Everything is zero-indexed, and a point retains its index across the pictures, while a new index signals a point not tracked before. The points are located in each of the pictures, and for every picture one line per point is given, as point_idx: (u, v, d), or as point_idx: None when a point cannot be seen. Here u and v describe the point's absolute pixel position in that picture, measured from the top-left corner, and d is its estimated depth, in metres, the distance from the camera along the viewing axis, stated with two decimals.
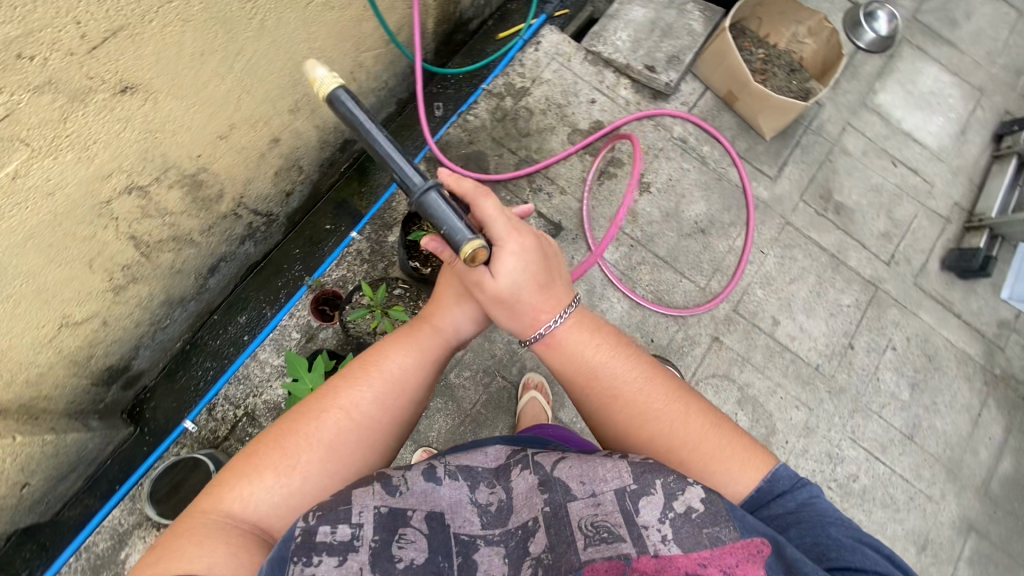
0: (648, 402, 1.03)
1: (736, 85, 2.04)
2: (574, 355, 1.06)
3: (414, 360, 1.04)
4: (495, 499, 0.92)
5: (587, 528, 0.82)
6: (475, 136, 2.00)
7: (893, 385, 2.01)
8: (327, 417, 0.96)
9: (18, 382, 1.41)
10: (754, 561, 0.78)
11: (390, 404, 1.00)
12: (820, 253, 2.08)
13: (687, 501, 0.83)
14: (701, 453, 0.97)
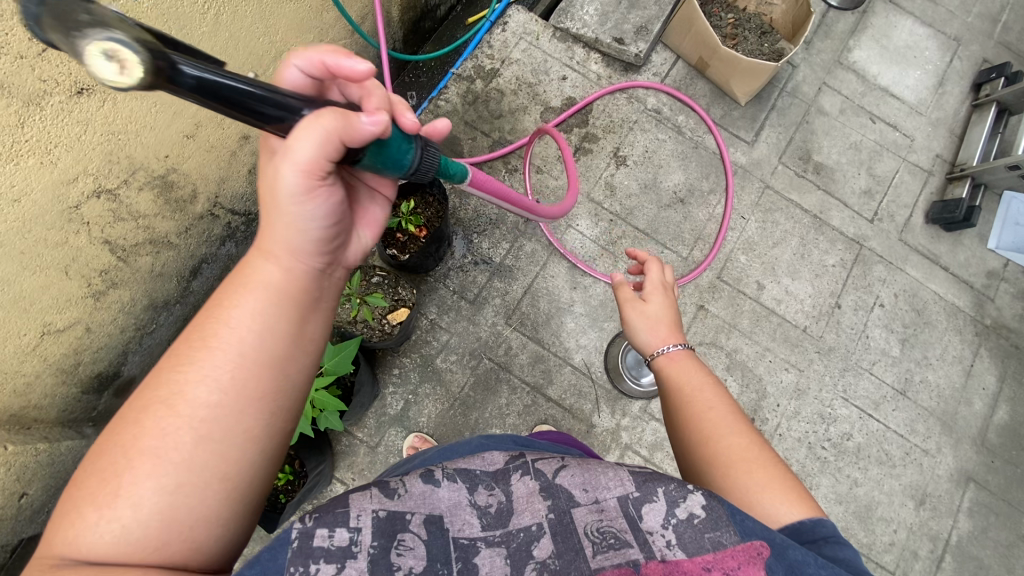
0: (732, 429, 1.01)
1: (706, 51, 2.03)
2: (681, 377, 1.13)
3: (259, 304, 0.73)
4: (495, 501, 0.84)
5: (594, 534, 0.79)
6: (447, 121, 2.00)
7: (883, 341, 2.00)
8: (148, 415, 0.67)
9: (6, 392, 1.43)
10: (755, 563, 0.75)
11: (233, 374, 0.71)
12: (803, 215, 2.07)
13: (688, 505, 0.80)
14: (759, 483, 0.93)
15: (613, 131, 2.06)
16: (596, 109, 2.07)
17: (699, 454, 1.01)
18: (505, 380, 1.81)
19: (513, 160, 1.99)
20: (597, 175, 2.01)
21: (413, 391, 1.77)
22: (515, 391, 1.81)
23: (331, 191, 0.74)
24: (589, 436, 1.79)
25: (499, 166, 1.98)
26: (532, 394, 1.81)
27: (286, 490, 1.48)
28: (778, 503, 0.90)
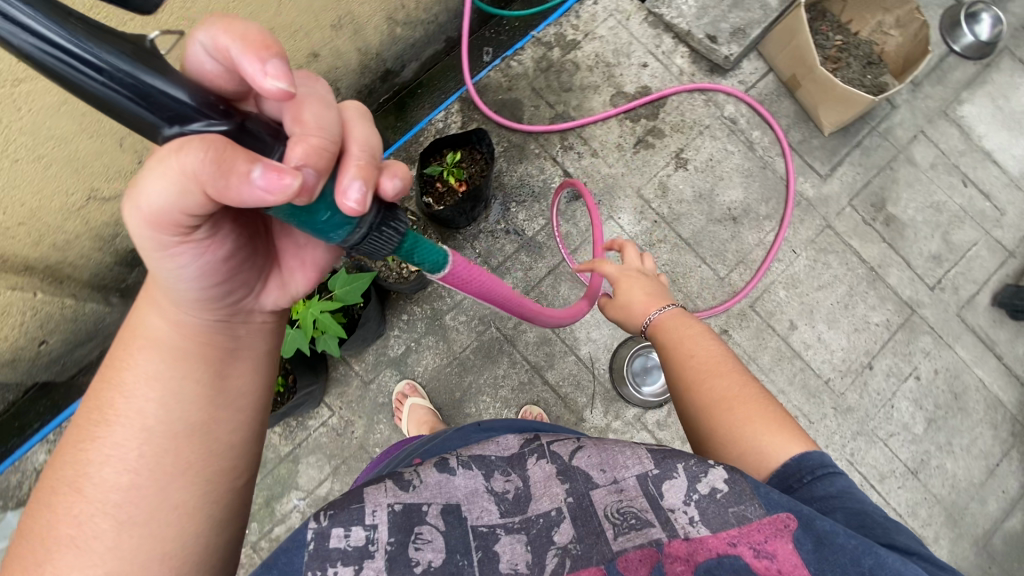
0: (716, 373, 1.01)
1: (801, 69, 1.89)
2: (671, 337, 1.11)
3: (169, 370, 0.73)
4: (512, 487, 0.85)
5: (614, 516, 0.79)
6: (515, 83, 1.95)
7: (907, 415, 1.88)
8: (60, 503, 0.67)
9: (45, 243, 1.51)
10: (782, 536, 0.74)
11: (147, 440, 0.71)
12: (858, 264, 1.94)
13: (711, 480, 0.79)
14: (748, 425, 0.92)
15: (680, 131, 1.97)
16: (669, 104, 1.98)
17: (691, 406, 1.00)
18: (507, 352, 1.80)
19: (571, 137, 1.93)
20: (653, 172, 1.92)
21: (416, 339, 1.78)
22: (515, 365, 1.80)
23: (208, 243, 0.68)
24: (576, 428, 1.77)
25: (555, 140, 1.92)
26: (530, 373, 1.79)
27: (274, 400, 1.53)
28: (772, 441, 0.90)
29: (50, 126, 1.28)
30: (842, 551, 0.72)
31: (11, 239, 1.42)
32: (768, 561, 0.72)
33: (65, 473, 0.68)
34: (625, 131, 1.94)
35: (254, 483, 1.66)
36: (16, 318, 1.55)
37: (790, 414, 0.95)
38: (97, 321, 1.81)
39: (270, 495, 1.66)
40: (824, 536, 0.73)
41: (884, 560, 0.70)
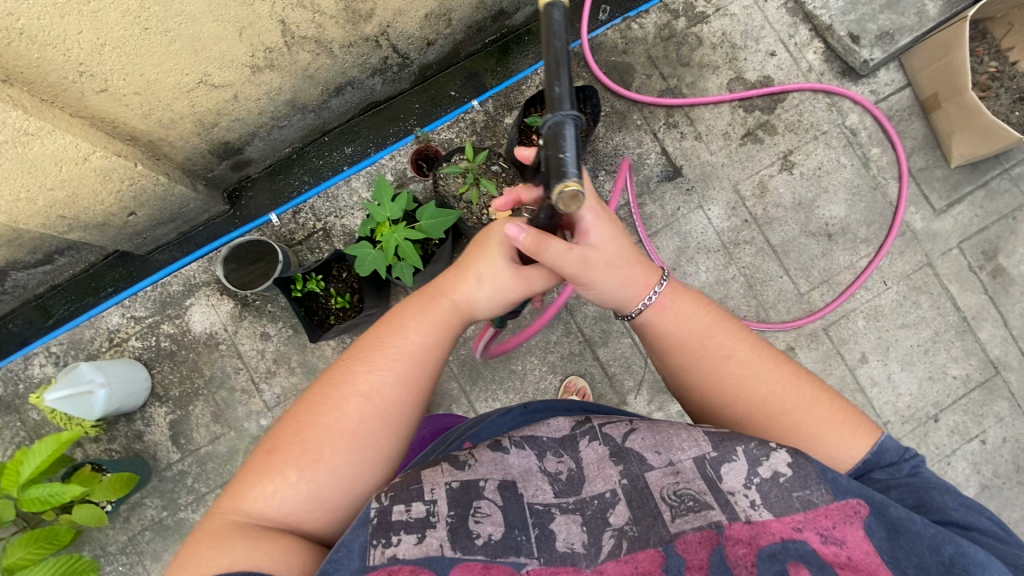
0: (760, 378, 0.94)
1: (947, 88, 1.72)
2: (680, 326, 0.98)
3: (431, 337, 0.94)
4: (566, 468, 0.85)
5: (671, 498, 0.79)
6: (632, 47, 1.85)
7: (962, 477, 1.77)
8: (346, 404, 0.88)
9: (152, 119, 1.55)
10: (851, 522, 0.75)
11: (408, 386, 0.91)
12: (951, 311, 1.82)
13: (772, 465, 0.80)
14: (811, 428, 0.90)
15: (794, 132, 1.84)
16: (789, 101, 1.85)
17: (744, 416, 0.94)
18: (564, 320, 1.77)
19: (677, 115, 1.83)
20: (756, 168, 1.82)
21: None
22: (569, 334, 1.77)
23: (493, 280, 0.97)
24: (616, 409, 1.75)
25: (660, 115, 1.83)
26: (583, 345, 1.77)
27: (339, 314, 1.56)
28: (840, 444, 0.89)
29: (183, 2, 1.27)
30: (918, 539, 0.74)
31: (123, 106, 1.45)
32: (836, 547, 0.73)
33: (338, 384, 0.90)
34: (735, 120, 1.83)
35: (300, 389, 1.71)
36: (115, 185, 1.59)
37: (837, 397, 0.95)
38: (182, 205, 1.87)
39: None
40: (897, 524, 0.75)
41: (965, 550, 0.72)
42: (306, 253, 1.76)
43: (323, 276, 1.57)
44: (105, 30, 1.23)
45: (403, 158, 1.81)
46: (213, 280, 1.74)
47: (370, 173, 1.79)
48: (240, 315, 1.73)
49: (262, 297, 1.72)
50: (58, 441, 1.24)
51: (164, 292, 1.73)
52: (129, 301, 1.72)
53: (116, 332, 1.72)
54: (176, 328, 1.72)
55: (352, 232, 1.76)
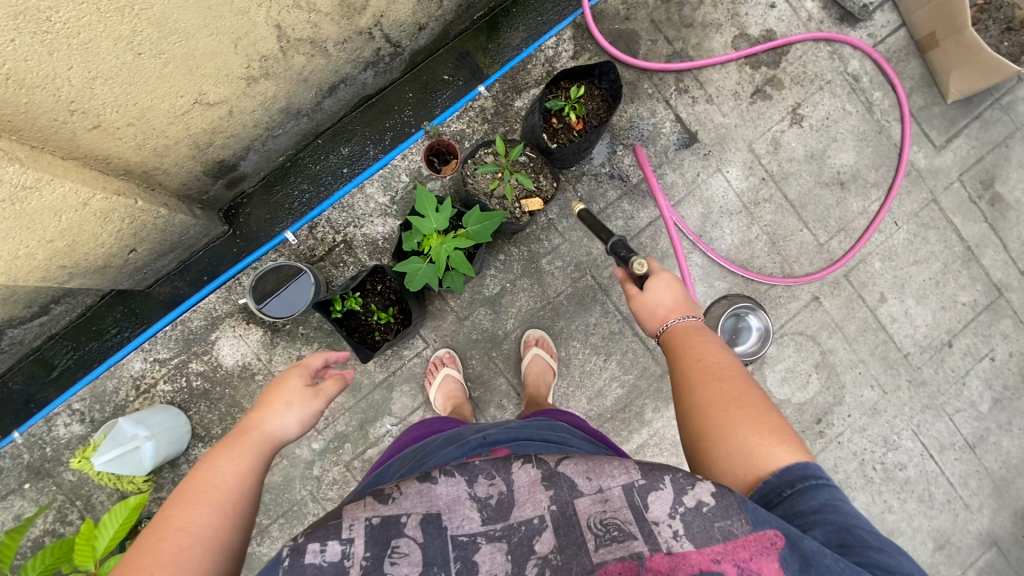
0: (718, 377, 0.90)
1: (945, 27, 1.76)
2: (683, 337, 1.03)
3: (248, 463, 0.83)
4: (496, 492, 0.74)
5: (597, 527, 0.70)
6: (634, 12, 1.81)
7: (976, 394, 1.92)
8: (161, 546, 0.68)
9: (146, 148, 1.42)
10: (767, 554, 0.66)
11: (237, 510, 0.77)
12: (956, 242, 1.91)
13: (697, 492, 0.71)
14: (739, 423, 0.82)
15: (801, 84, 1.85)
16: (792, 53, 1.85)
17: (687, 408, 0.90)
18: (600, 301, 1.79)
19: (687, 79, 1.81)
20: (768, 126, 1.84)
21: (512, 281, 1.75)
22: (606, 315, 1.79)
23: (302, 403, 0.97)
24: (660, 381, 1.80)
25: (670, 81, 1.80)
26: (621, 324, 1.79)
27: (382, 329, 1.55)
28: (765, 448, 0.79)
29: (177, 19, 1.17)
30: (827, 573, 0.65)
31: (118, 139, 1.33)
32: None
33: (151, 527, 0.71)
34: (744, 78, 1.83)
35: (347, 407, 1.68)
36: (115, 225, 1.45)
37: (794, 436, 0.81)
38: (182, 233, 1.71)
39: (363, 419, 1.69)
40: (809, 557, 0.66)
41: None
42: (330, 268, 1.71)
43: (360, 292, 1.54)
44: (95, 62, 1.13)
45: (416, 157, 1.74)
46: (237, 309, 1.67)
47: (384, 177, 1.73)
48: (272, 341, 1.67)
49: (293, 321, 1.66)
50: (126, 508, 1.22)
51: (185, 329, 1.66)
52: (149, 344, 1.64)
53: (142, 379, 1.64)
54: (206, 365, 1.66)
55: (375, 241, 1.71)
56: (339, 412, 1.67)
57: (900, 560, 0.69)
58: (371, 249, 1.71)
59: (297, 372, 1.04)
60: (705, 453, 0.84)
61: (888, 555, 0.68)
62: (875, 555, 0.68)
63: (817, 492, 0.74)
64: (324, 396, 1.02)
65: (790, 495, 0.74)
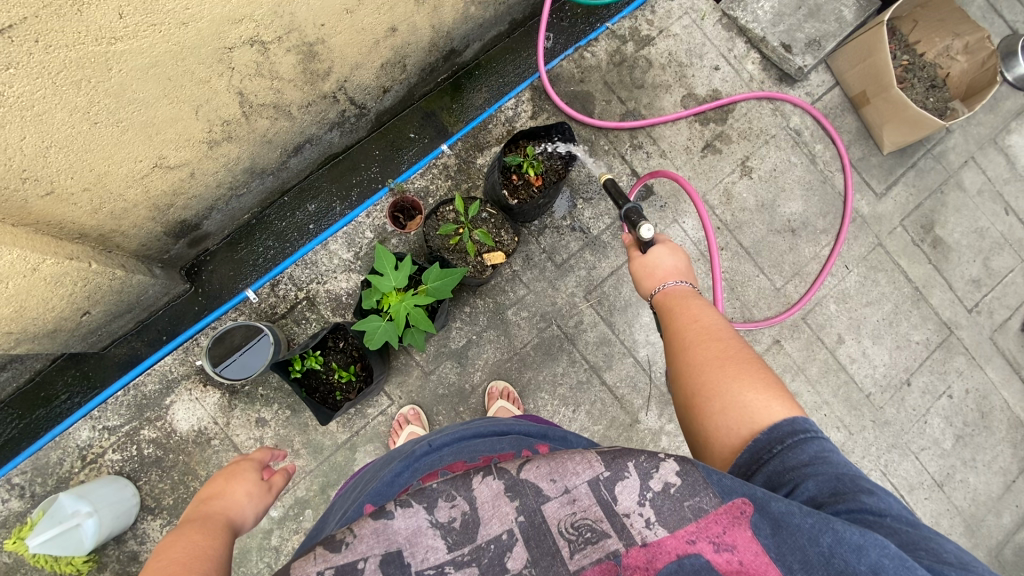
0: (713, 337, 0.90)
1: (874, 86, 1.90)
2: (677, 299, 1.02)
3: (219, 539, 0.81)
4: (459, 513, 0.71)
5: (569, 531, 0.69)
6: (588, 75, 1.92)
7: (938, 432, 1.96)
8: None
9: (103, 212, 1.42)
10: (739, 523, 0.66)
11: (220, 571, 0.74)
12: (905, 283, 2.00)
13: (662, 475, 0.70)
14: (733, 378, 0.82)
15: (748, 139, 1.96)
16: (738, 110, 1.97)
17: (682, 365, 0.89)
18: (567, 351, 1.79)
19: (640, 136, 1.91)
20: (719, 178, 1.94)
21: (478, 333, 1.75)
22: (574, 364, 1.79)
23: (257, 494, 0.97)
24: (630, 429, 1.79)
25: (625, 137, 1.90)
26: (589, 373, 1.80)
27: (344, 388, 1.53)
28: (762, 401, 0.78)
29: (134, 90, 1.18)
30: (799, 534, 0.63)
31: (73, 205, 1.32)
32: (728, 554, 0.64)
33: None
34: (694, 134, 1.94)
35: (309, 470, 1.62)
36: (67, 289, 1.42)
37: (791, 393, 0.80)
38: (140, 293, 1.68)
39: (326, 482, 1.63)
40: (779, 519, 0.65)
41: (843, 535, 0.61)
42: (292, 326, 1.69)
43: (321, 351, 1.52)
44: (50, 132, 1.12)
45: (381, 214, 1.77)
46: (194, 371, 1.62)
47: (348, 234, 1.74)
48: (230, 404, 1.62)
49: (252, 381, 1.62)
50: None
51: (138, 394, 1.60)
52: (99, 411, 1.57)
53: (88, 449, 1.57)
54: (159, 431, 1.59)
55: (338, 297, 1.71)
56: (299, 476, 1.61)
57: (894, 502, 0.67)
58: (335, 305, 1.70)
59: (247, 463, 1.03)
60: (701, 410, 0.83)
61: (880, 497, 0.66)
62: (865, 499, 0.66)
63: (807, 445, 0.72)
64: (274, 489, 1.01)
65: (780, 451, 0.73)
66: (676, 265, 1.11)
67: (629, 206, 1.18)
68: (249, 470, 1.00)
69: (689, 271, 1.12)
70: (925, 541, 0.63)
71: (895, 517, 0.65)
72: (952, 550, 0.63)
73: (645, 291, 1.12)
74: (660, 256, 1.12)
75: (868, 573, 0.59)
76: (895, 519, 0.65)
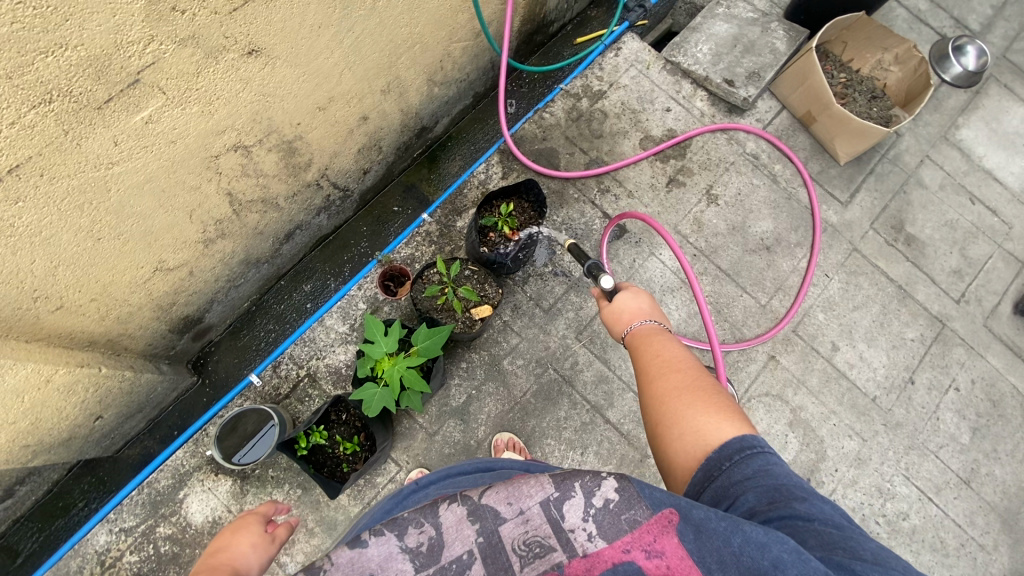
0: (673, 367, 0.95)
1: (817, 106, 2.03)
2: (642, 337, 1.07)
3: None
4: (426, 538, 0.72)
5: (521, 548, 0.71)
6: (549, 133, 2.07)
7: (953, 427, 1.93)
8: None
9: (110, 318, 1.51)
10: (667, 531, 0.69)
11: None
12: (887, 283, 2.04)
13: (603, 491, 0.72)
14: (688, 405, 0.86)
15: (709, 169, 2.08)
16: (694, 145, 2.10)
17: (645, 398, 0.94)
18: (567, 393, 1.82)
19: (607, 180, 2.03)
20: (687, 209, 2.04)
21: (477, 387, 1.79)
22: (575, 406, 1.81)
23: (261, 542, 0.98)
24: (641, 465, 1.79)
25: (592, 184, 2.01)
26: (591, 413, 1.81)
27: (350, 459, 1.56)
28: (712, 423, 0.83)
29: (133, 205, 1.30)
30: (715, 536, 0.67)
31: (82, 315, 1.42)
32: (658, 560, 0.67)
33: None
34: (657, 172, 2.06)
35: (324, 548, 1.62)
36: (79, 396, 1.49)
37: (743, 413, 0.85)
38: (150, 391, 1.75)
39: None
40: (701, 525, 0.69)
41: (749, 535, 0.66)
42: (296, 404, 1.73)
43: (325, 426, 1.56)
44: (58, 253, 1.23)
45: (371, 285, 1.86)
46: (205, 461, 1.66)
47: (342, 308, 1.82)
48: (242, 490, 1.65)
49: (262, 464, 1.66)
50: None
51: (152, 491, 1.63)
52: (115, 513, 1.60)
53: (107, 553, 1.58)
54: (174, 526, 1.61)
55: (338, 369, 1.77)
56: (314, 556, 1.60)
57: (825, 508, 0.73)
58: (336, 378, 1.76)
59: (253, 516, 1.04)
60: (662, 437, 0.88)
61: (811, 504, 0.72)
62: (797, 505, 0.72)
63: (751, 460, 0.78)
64: (278, 540, 1.01)
65: (728, 467, 0.79)
66: (642, 304, 1.15)
67: (591, 263, 1.31)
68: (251, 521, 1.02)
69: (657, 307, 1.17)
70: (845, 540, 0.69)
71: (822, 521, 0.70)
72: (870, 548, 0.67)
73: (614, 331, 1.17)
74: (626, 298, 1.17)
75: (771, 567, 0.64)
76: (822, 523, 0.70)
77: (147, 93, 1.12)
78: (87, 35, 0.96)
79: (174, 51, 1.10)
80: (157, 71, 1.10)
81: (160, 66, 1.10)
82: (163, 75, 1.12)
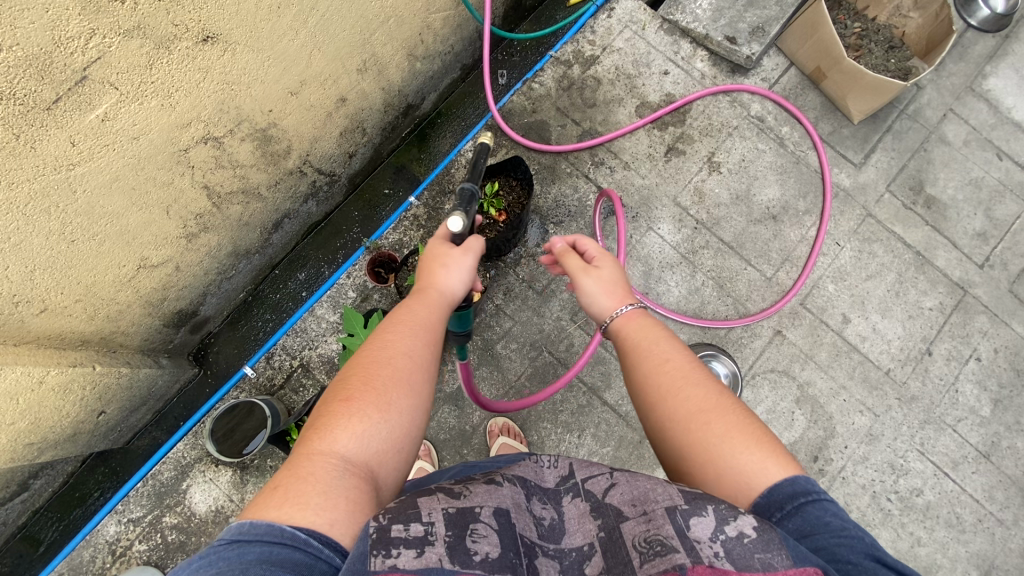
0: (690, 380, 0.83)
1: (827, 60, 1.88)
2: (640, 331, 0.93)
3: (432, 322, 0.91)
4: (549, 516, 0.74)
5: (641, 545, 0.64)
6: (539, 104, 1.97)
7: (973, 399, 1.84)
8: (381, 367, 0.81)
9: (100, 316, 1.52)
10: None
11: (428, 356, 0.86)
12: (904, 249, 1.92)
13: (739, 524, 0.64)
14: (723, 440, 0.76)
15: (710, 135, 1.96)
16: (694, 109, 1.98)
17: (667, 425, 0.81)
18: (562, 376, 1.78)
19: (601, 153, 1.93)
20: (687, 178, 1.93)
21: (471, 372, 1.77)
22: (571, 389, 1.78)
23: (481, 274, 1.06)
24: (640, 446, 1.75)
25: (585, 157, 1.92)
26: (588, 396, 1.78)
27: None
28: (756, 464, 0.74)
29: (103, 205, 1.28)
30: None
31: (69, 316, 1.43)
32: None
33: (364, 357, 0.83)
34: (654, 140, 1.95)
35: None
36: (77, 394, 1.52)
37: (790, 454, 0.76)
38: (150, 385, 1.77)
39: None
40: None
41: None
42: (291, 395, 1.74)
43: None
44: (32, 258, 1.23)
45: (360, 273, 1.82)
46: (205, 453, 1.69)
47: (332, 297, 1.80)
48: (242, 480, 1.68)
49: (260, 454, 1.68)
50: None
51: (157, 483, 1.67)
52: (122, 505, 1.64)
53: (117, 542, 1.63)
54: (179, 516, 1.65)
55: (331, 359, 1.76)
56: None
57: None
58: (329, 367, 1.75)
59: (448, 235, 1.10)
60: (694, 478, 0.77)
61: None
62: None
63: (805, 512, 0.69)
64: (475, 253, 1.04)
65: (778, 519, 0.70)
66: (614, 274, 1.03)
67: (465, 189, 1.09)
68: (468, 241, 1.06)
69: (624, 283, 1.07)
70: None
71: None
72: None
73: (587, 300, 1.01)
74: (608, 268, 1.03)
75: None
76: None
77: (99, 89, 1.08)
78: (22, 33, 0.92)
79: (120, 43, 1.05)
80: (104, 66, 1.06)
81: (108, 60, 1.05)
82: (111, 70, 1.07)
